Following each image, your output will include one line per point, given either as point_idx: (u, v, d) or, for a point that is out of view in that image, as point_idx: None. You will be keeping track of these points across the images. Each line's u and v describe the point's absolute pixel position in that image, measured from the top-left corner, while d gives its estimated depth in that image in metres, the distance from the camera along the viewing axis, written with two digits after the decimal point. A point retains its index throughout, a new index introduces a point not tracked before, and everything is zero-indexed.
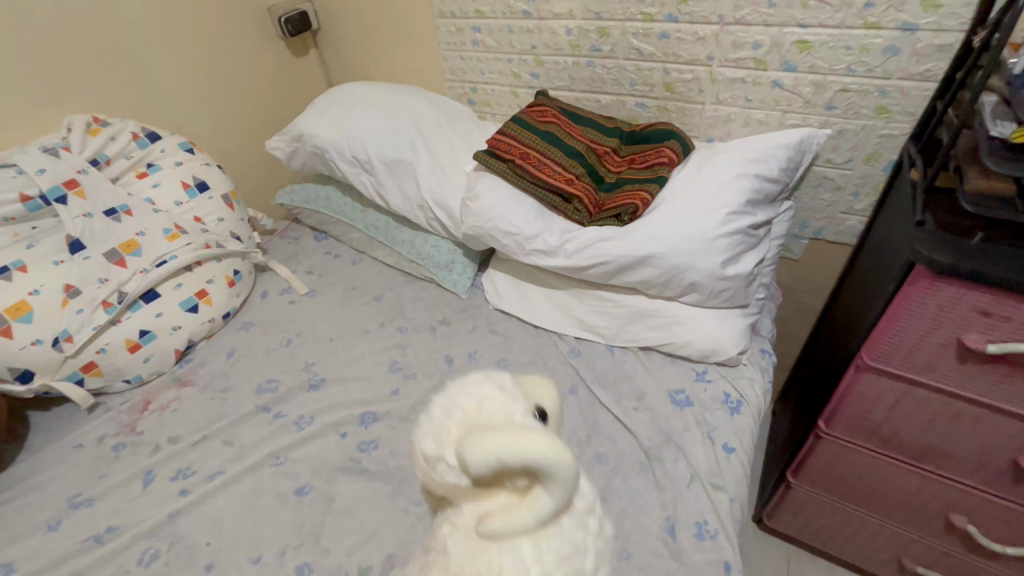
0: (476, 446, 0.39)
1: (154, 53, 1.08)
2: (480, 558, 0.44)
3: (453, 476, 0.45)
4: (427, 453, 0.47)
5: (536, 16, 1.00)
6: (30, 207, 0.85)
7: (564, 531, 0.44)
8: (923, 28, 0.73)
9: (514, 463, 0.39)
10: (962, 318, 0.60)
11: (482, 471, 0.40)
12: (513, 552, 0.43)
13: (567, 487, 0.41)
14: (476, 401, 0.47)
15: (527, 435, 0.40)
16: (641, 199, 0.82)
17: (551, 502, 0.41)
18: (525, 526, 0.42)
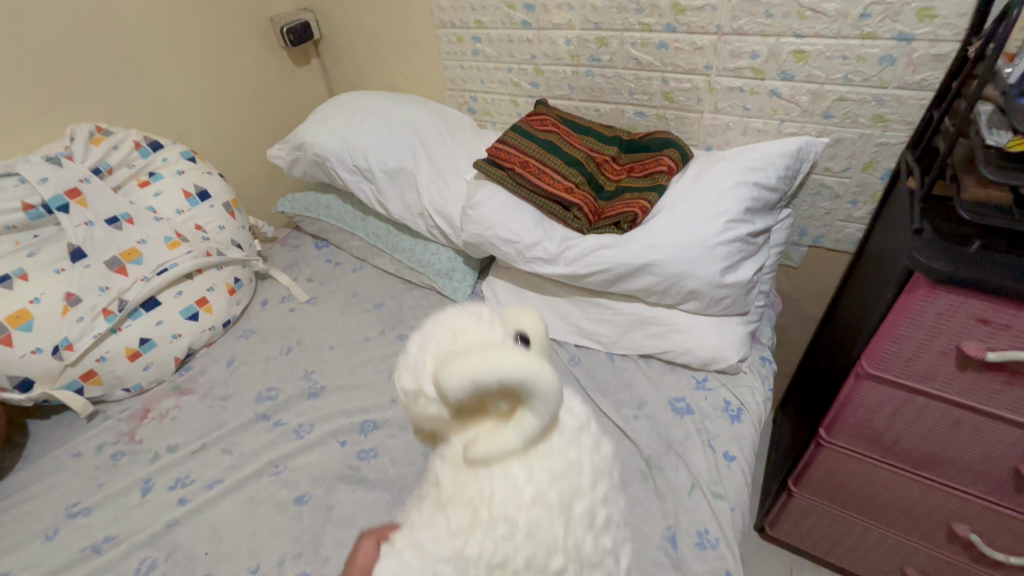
0: (451, 371, 0.37)
1: (158, 63, 1.09)
2: (471, 482, 0.42)
3: (432, 408, 0.41)
4: (403, 389, 0.43)
5: (536, 26, 1.01)
6: (33, 215, 0.86)
7: (558, 452, 0.42)
8: (919, 38, 0.73)
9: (492, 383, 0.37)
10: (961, 326, 0.60)
11: (461, 395, 0.37)
12: (504, 473, 0.40)
13: (551, 403, 0.39)
14: (453, 331, 0.43)
15: (502, 354, 0.37)
16: (640, 208, 0.82)
17: (537, 421, 0.39)
18: (513, 448, 0.40)
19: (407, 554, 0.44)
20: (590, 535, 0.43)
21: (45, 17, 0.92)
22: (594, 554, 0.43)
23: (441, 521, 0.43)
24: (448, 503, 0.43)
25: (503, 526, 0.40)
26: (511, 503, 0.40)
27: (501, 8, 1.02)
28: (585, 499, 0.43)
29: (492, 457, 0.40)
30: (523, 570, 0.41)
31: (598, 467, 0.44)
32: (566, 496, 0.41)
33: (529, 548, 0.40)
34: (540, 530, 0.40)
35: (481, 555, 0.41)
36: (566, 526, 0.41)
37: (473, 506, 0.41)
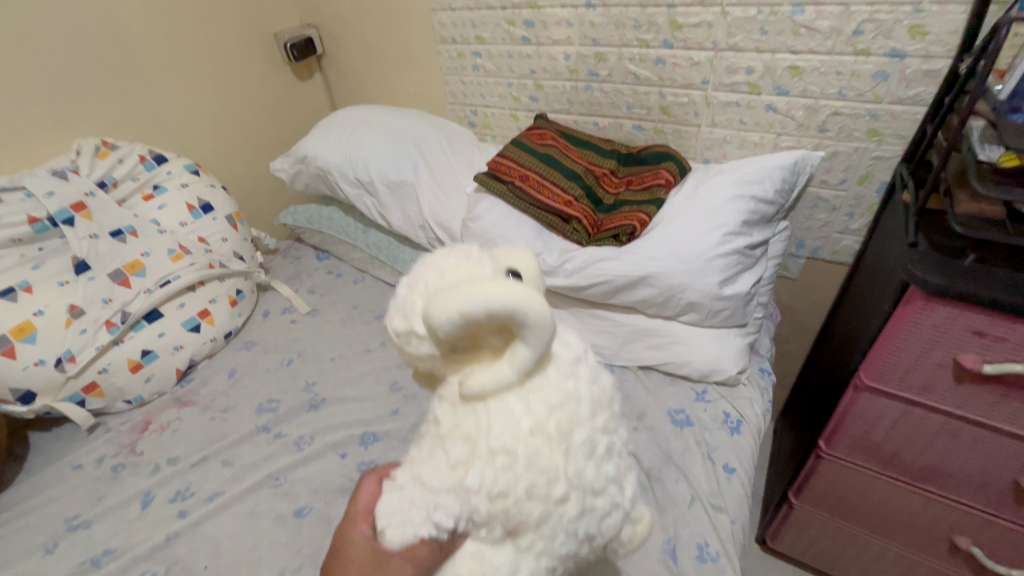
0: (438, 306, 0.36)
1: (164, 78, 1.11)
2: (468, 416, 0.40)
3: (424, 346, 0.42)
4: (395, 330, 0.43)
5: (535, 42, 1.03)
6: (38, 228, 0.87)
7: (555, 382, 0.40)
8: (911, 55, 0.75)
9: (480, 315, 0.36)
10: (957, 338, 0.61)
11: (449, 331, 0.36)
12: (500, 405, 0.38)
13: (546, 335, 0.37)
14: (440, 270, 0.42)
15: (489, 285, 0.36)
16: (639, 220, 0.83)
17: (531, 354, 0.37)
18: (509, 383, 0.38)
19: (408, 489, 0.43)
20: (593, 464, 0.40)
21: (55, 34, 0.94)
22: (597, 481, 0.40)
23: (439, 455, 0.41)
24: (445, 437, 0.41)
25: (502, 457, 0.38)
26: (509, 435, 0.38)
27: (501, 24, 1.04)
28: (586, 428, 0.40)
29: (488, 391, 0.39)
30: (525, 499, 0.38)
31: (598, 397, 0.41)
32: (566, 425, 0.39)
33: (530, 478, 0.38)
34: (541, 460, 0.38)
35: (481, 486, 0.39)
36: (567, 455, 0.39)
37: (470, 439, 0.39)
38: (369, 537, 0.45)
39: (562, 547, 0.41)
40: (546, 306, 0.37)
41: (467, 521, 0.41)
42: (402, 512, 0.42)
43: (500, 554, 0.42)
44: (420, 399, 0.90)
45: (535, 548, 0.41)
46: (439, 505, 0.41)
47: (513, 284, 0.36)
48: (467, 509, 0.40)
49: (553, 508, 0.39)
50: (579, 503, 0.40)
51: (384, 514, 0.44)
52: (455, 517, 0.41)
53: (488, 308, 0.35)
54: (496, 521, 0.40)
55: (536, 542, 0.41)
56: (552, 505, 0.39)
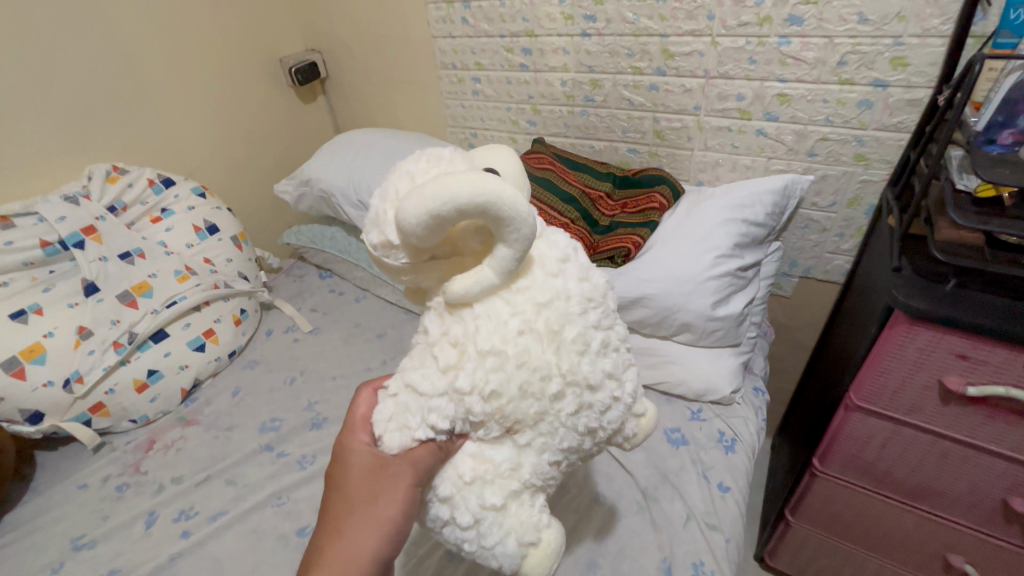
0: (408, 207, 0.37)
1: (172, 104, 1.15)
2: (458, 324, 0.43)
3: (400, 257, 0.43)
4: (371, 243, 0.44)
5: (533, 69, 1.06)
6: (49, 252, 0.89)
7: (542, 283, 0.44)
8: (893, 84, 0.78)
9: (451, 213, 0.37)
10: (941, 361, 0.62)
11: (423, 233, 0.38)
12: (489, 311, 0.42)
13: (521, 229, 0.39)
14: (410, 177, 0.43)
15: (456, 182, 0.37)
16: (633, 242, 0.86)
17: (511, 252, 0.40)
18: (494, 284, 0.41)
19: (402, 396, 0.45)
20: (587, 360, 0.44)
21: (67, 66, 0.97)
22: (594, 376, 0.44)
23: (430, 362, 0.44)
24: (436, 343, 0.44)
25: (492, 357, 0.41)
26: (498, 336, 0.41)
27: (500, 52, 1.08)
28: (577, 326, 0.44)
29: (474, 295, 0.42)
30: (519, 398, 0.42)
31: (587, 293, 0.45)
32: (557, 323, 0.43)
33: (523, 375, 0.42)
34: (531, 357, 0.42)
35: (474, 386, 0.42)
36: (558, 352, 0.43)
37: (460, 345, 0.43)
38: (368, 444, 0.45)
39: (562, 441, 0.45)
40: (516, 199, 0.38)
41: (463, 421, 0.44)
42: (399, 419, 0.44)
43: (501, 451, 0.45)
44: None
45: (535, 443, 0.45)
46: (433, 409, 0.43)
47: (479, 178, 0.37)
48: (462, 411, 0.43)
49: (550, 404, 0.43)
50: (576, 399, 0.44)
51: (381, 422, 0.45)
52: (450, 420, 0.43)
53: (456, 203, 0.37)
54: (492, 420, 0.43)
55: (535, 438, 0.45)
56: (549, 402, 0.43)
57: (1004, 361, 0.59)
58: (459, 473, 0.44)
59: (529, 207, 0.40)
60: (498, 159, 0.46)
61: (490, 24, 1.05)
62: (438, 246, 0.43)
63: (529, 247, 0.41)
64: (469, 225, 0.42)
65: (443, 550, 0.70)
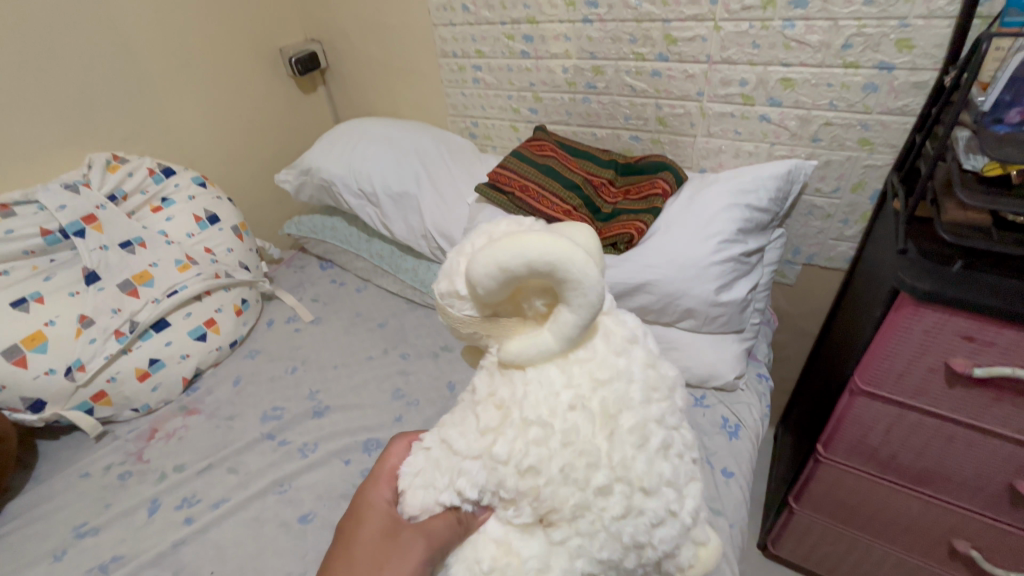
0: (480, 258, 0.41)
1: (173, 93, 1.14)
2: (506, 385, 0.45)
3: (466, 308, 0.47)
4: (441, 292, 0.48)
5: (535, 55, 1.05)
6: (49, 241, 0.88)
7: (602, 358, 0.44)
8: (899, 67, 0.77)
9: (520, 268, 0.40)
10: (947, 343, 0.62)
11: (491, 285, 0.41)
12: (540, 376, 0.43)
13: (587, 296, 0.41)
14: (488, 235, 0.47)
15: (530, 241, 0.40)
16: (636, 228, 0.84)
17: (574, 317, 0.41)
18: (551, 350, 0.43)
19: (436, 451, 0.48)
20: (644, 458, 0.43)
21: (66, 56, 0.96)
22: (649, 479, 0.42)
23: (470, 421, 0.46)
24: (481, 403, 0.46)
25: (536, 428, 0.42)
26: (546, 408, 0.42)
27: (501, 38, 1.07)
28: (634, 414, 0.43)
29: (531, 358, 0.44)
30: (560, 481, 0.41)
31: (651, 381, 0.45)
32: (612, 406, 0.43)
33: (566, 455, 0.41)
34: (578, 438, 0.42)
35: (511, 456, 0.42)
36: (611, 439, 0.42)
37: (505, 406, 0.44)
38: (390, 499, 0.50)
39: (602, 549, 0.43)
40: (588, 265, 0.40)
41: (490, 494, 0.44)
42: (426, 476, 0.48)
43: (530, 544, 0.44)
44: (423, 406, 0.92)
45: (569, 543, 0.43)
46: (463, 472, 0.45)
47: (554, 242, 0.40)
48: (494, 482, 0.43)
49: (592, 498, 0.42)
50: (623, 499, 0.42)
51: (407, 476, 0.49)
52: (478, 488, 0.44)
53: (527, 261, 0.39)
54: (525, 502, 0.43)
55: (571, 536, 0.43)
56: (592, 495, 0.42)
57: (1010, 342, 0.58)
58: (478, 558, 0.44)
59: (599, 277, 0.41)
60: (579, 228, 0.47)
61: (491, 11, 1.04)
62: (503, 304, 0.46)
63: (592, 315, 0.42)
64: (537, 285, 0.44)
65: None
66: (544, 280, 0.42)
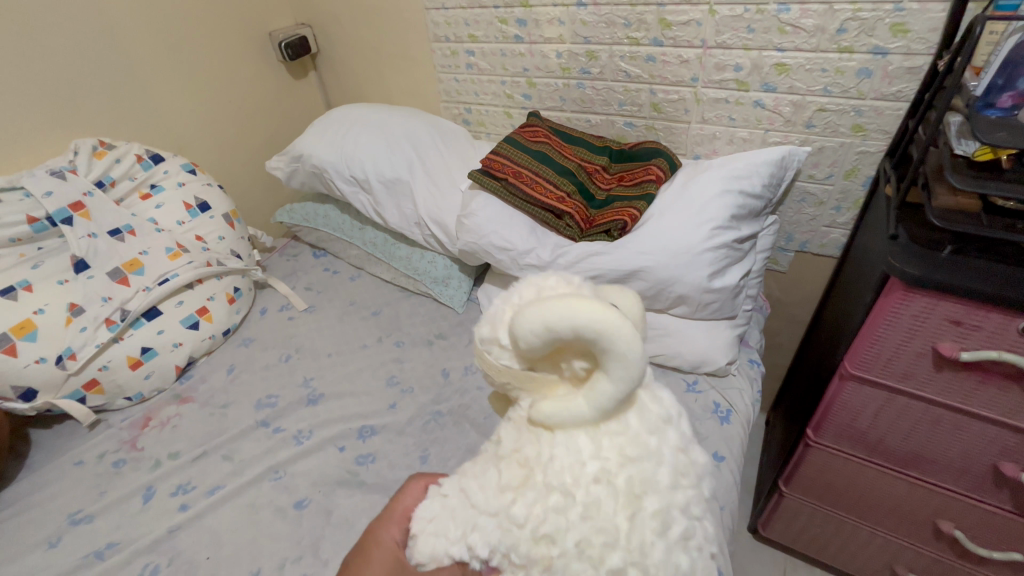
0: (529, 315, 0.45)
1: (161, 77, 1.12)
2: (532, 444, 0.49)
3: (505, 357, 0.52)
4: (483, 337, 0.54)
5: (528, 40, 1.04)
6: (37, 228, 0.87)
7: (634, 436, 0.47)
8: (893, 52, 0.77)
9: (565, 331, 0.44)
10: (935, 327, 0.63)
11: (535, 340, 0.45)
12: (568, 442, 0.47)
13: (627, 371, 0.44)
14: (538, 291, 0.53)
15: (580, 306, 0.44)
16: (629, 216, 0.85)
17: (611, 388, 0.45)
18: (583, 416, 0.46)
19: (452, 499, 0.53)
20: (663, 544, 0.44)
21: (49, 41, 0.94)
22: (665, 570, 0.44)
23: (491, 476, 0.50)
24: (504, 458, 0.50)
25: (557, 495, 0.45)
26: (571, 475, 0.45)
27: (494, 23, 1.06)
28: (660, 498, 0.46)
29: (560, 420, 0.47)
30: (573, 555, 0.44)
31: (680, 467, 0.48)
32: (638, 486, 0.45)
33: (583, 530, 0.44)
34: (598, 514, 0.44)
35: (528, 520, 0.46)
36: (632, 522, 0.44)
37: (529, 465, 0.48)
38: (398, 539, 0.56)
39: None
40: (631, 341, 0.44)
41: (500, 554, 0.48)
42: (439, 524, 0.52)
43: None
44: (418, 393, 0.92)
45: None
46: (477, 527, 0.49)
47: (603, 312, 0.44)
48: (506, 543, 0.47)
49: None
50: None
51: (421, 521, 0.54)
52: (489, 547, 0.48)
53: (574, 326, 0.43)
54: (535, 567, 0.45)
55: None
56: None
57: (998, 326, 0.59)
58: None
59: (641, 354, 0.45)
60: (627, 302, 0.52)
61: None
62: (544, 361, 0.51)
63: (628, 389, 0.45)
64: (579, 351, 0.47)
65: None
66: (587, 346, 0.45)
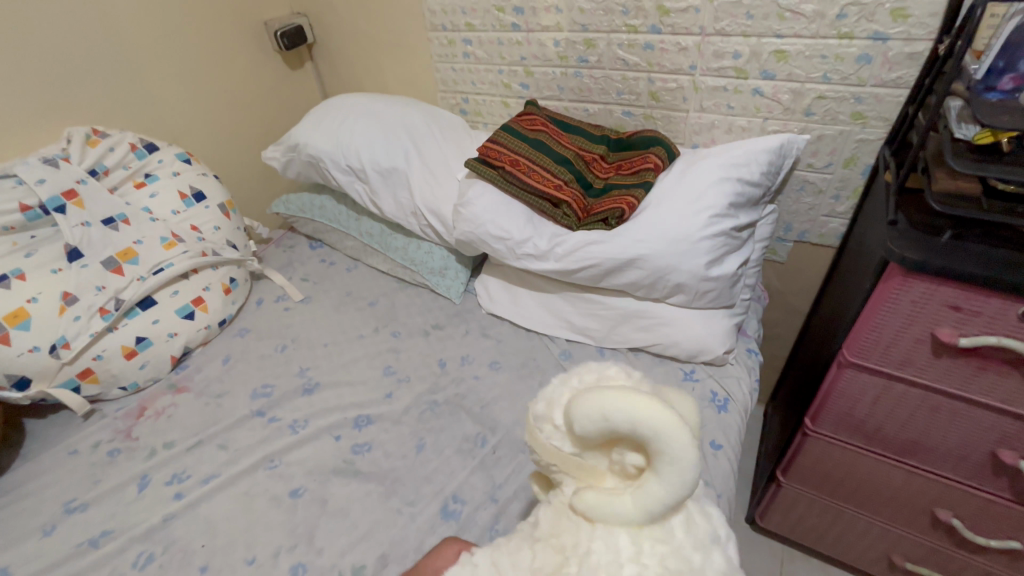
0: (586, 400, 0.41)
1: (156, 67, 1.11)
2: (569, 532, 0.44)
3: (556, 438, 0.45)
4: (535, 412, 0.48)
5: (525, 29, 1.03)
6: (30, 216, 0.87)
7: (677, 546, 0.41)
8: (893, 37, 0.76)
9: (622, 423, 0.39)
10: (934, 312, 0.62)
11: (590, 428, 0.41)
12: (608, 538, 0.41)
13: (682, 476, 0.39)
14: (598, 372, 0.47)
15: (641, 399, 0.39)
16: (628, 203, 0.84)
17: (662, 493, 0.40)
18: (628, 517, 0.41)
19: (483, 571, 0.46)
20: None
21: (46, 37, 0.94)
22: None
23: (524, 555, 0.45)
24: (540, 541, 0.45)
25: None
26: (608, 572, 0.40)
27: (491, 11, 1.04)
28: None
29: (603, 517, 0.42)
30: None
31: None
32: None
33: None
34: None
35: None
36: None
37: (565, 552, 0.43)
38: None
39: None
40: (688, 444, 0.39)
41: None
42: None
43: None
44: (413, 382, 0.92)
45: None
46: None
47: (662, 409, 0.39)
48: None
49: None
50: None
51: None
52: None
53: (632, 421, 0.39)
54: None
55: None
56: None
57: (998, 311, 0.59)
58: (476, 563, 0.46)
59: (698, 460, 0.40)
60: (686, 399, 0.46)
61: None
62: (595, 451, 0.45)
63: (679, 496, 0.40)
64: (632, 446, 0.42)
65: (435, 509, 0.72)
66: (641, 444, 0.40)
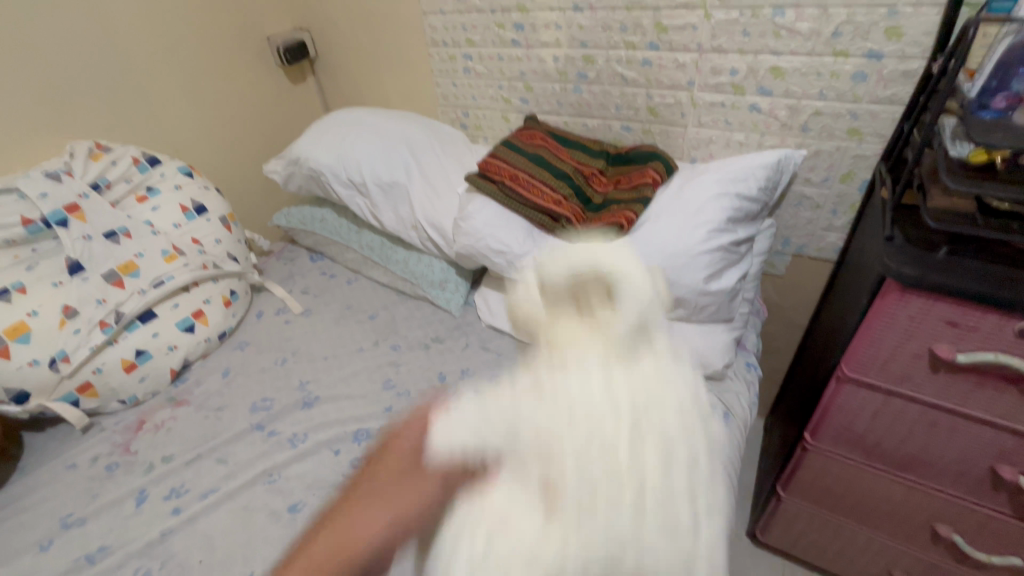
0: (555, 260, 0.51)
1: (159, 80, 1.12)
2: (541, 367, 0.48)
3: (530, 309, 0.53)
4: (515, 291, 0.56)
5: (525, 45, 1.05)
6: (31, 230, 0.87)
7: (643, 370, 0.47)
8: (888, 56, 0.77)
9: (584, 267, 0.49)
10: (932, 328, 0.63)
11: (559, 278, 0.50)
12: (580, 366, 0.46)
13: (641, 304, 0.47)
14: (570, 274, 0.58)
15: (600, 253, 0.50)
16: (627, 218, 0.84)
17: (623, 324, 0.47)
18: (595, 344, 0.47)
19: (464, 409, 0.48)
20: None
21: (44, 41, 0.94)
22: None
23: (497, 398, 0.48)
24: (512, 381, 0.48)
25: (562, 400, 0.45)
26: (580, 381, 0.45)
27: (491, 27, 1.06)
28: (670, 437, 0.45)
29: (576, 354, 0.47)
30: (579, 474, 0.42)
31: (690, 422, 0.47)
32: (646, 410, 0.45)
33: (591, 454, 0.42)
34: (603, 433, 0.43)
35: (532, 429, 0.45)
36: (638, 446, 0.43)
37: (538, 381, 0.47)
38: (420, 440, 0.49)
39: None
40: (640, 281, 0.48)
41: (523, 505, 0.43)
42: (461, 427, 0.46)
43: None
44: (413, 396, 0.91)
45: None
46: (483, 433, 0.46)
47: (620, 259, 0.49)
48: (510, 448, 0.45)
49: None
50: None
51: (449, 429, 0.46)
52: None
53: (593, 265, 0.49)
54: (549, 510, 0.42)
55: None
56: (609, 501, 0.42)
57: (994, 327, 0.59)
58: None
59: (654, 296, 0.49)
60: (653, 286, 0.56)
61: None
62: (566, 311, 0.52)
63: (639, 322, 0.47)
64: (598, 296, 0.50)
65: None
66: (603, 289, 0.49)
